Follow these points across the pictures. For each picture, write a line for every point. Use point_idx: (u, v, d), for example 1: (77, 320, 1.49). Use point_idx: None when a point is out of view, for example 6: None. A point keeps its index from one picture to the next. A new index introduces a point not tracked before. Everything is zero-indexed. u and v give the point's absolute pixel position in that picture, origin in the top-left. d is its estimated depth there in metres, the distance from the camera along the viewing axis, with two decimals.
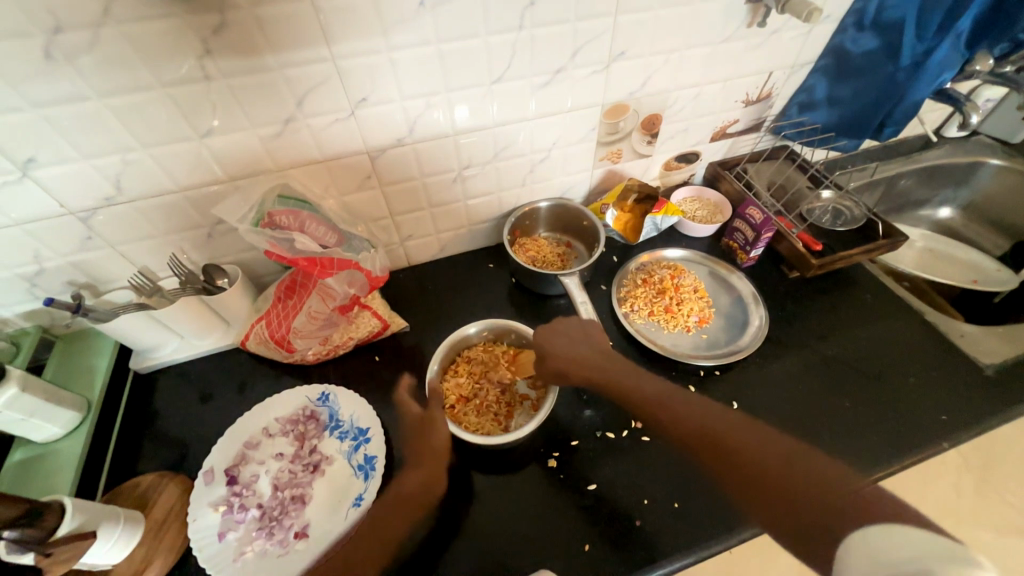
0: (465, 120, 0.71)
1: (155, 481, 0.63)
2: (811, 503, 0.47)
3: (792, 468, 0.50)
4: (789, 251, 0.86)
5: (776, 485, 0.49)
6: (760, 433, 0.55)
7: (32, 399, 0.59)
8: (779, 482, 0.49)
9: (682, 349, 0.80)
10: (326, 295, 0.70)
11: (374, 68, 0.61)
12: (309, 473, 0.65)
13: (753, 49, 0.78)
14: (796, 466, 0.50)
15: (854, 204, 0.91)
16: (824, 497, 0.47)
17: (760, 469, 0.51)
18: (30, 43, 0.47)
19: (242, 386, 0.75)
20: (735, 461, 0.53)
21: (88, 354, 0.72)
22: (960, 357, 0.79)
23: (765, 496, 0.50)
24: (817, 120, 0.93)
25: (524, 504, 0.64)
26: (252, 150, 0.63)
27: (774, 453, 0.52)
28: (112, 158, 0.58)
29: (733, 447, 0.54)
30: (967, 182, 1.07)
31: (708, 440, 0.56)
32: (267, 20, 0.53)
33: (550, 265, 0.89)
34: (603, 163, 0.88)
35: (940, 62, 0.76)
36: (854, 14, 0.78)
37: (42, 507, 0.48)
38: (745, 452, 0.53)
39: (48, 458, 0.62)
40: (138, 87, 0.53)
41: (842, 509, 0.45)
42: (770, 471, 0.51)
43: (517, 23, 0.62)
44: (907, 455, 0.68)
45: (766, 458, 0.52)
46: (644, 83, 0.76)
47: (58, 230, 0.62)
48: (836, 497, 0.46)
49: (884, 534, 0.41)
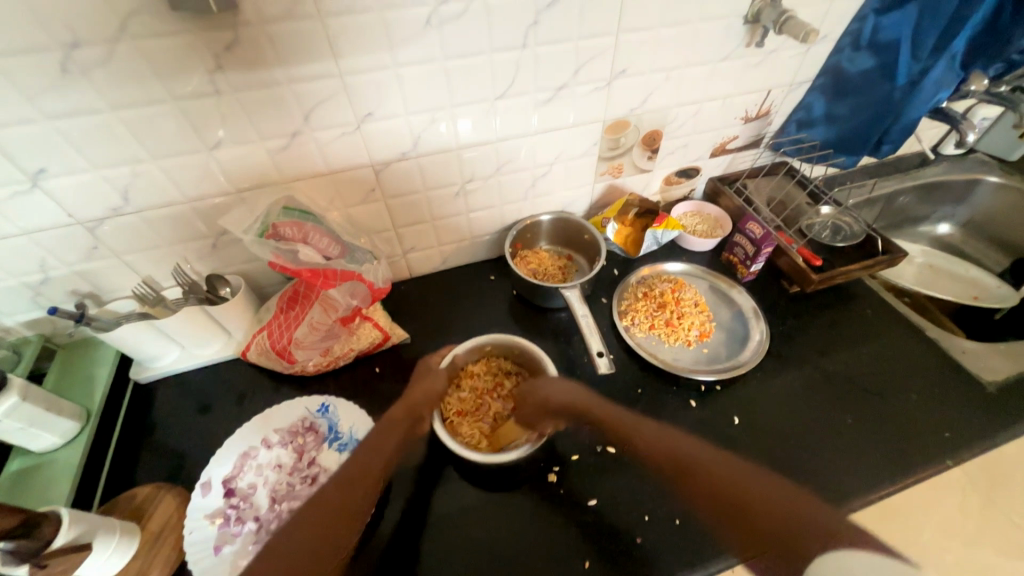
0: (469, 134, 0.72)
1: (152, 492, 0.62)
2: (790, 529, 0.47)
3: (767, 488, 0.51)
4: (788, 266, 0.87)
5: (746, 506, 0.51)
6: (733, 461, 0.55)
7: (32, 408, 0.59)
8: (751, 507, 0.50)
9: (683, 363, 0.80)
10: (328, 307, 0.71)
11: (381, 84, 0.62)
12: (307, 486, 0.64)
13: (752, 68, 0.79)
14: (746, 478, 0.53)
15: (853, 220, 0.92)
16: (796, 525, 0.47)
17: (739, 494, 0.52)
18: (46, 58, 0.48)
19: (242, 396, 0.74)
20: (703, 481, 0.54)
21: (90, 363, 0.72)
22: (962, 373, 0.78)
23: (735, 515, 0.51)
24: (816, 137, 0.94)
25: (524, 519, 0.63)
26: (259, 163, 0.64)
27: (746, 475, 0.53)
28: (121, 169, 0.58)
29: (702, 467, 0.55)
30: (965, 199, 1.08)
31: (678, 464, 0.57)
32: (278, 37, 0.54)
33: (551, 277, 0.89)
34: (605, 178, 0.89)
35: (936, 81, 0.77)
36: (850, 34, 0.80)
37: (39, 518, 0.48)
38: (715, 474, 0.54)
39: (45, 468, 0.62)
40: (150, 101, 0.54)
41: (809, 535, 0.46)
42: (751, 502, 0.50)
43: (521, 41, 0.64)
44: (910, 473, 0.67)
45: (741, 482, 0.52)
46: (644, 100, 0.77)
47: (65, 239, 0.63)
48: (801, 523, 0.47)
49: (848, 559, 0.42)
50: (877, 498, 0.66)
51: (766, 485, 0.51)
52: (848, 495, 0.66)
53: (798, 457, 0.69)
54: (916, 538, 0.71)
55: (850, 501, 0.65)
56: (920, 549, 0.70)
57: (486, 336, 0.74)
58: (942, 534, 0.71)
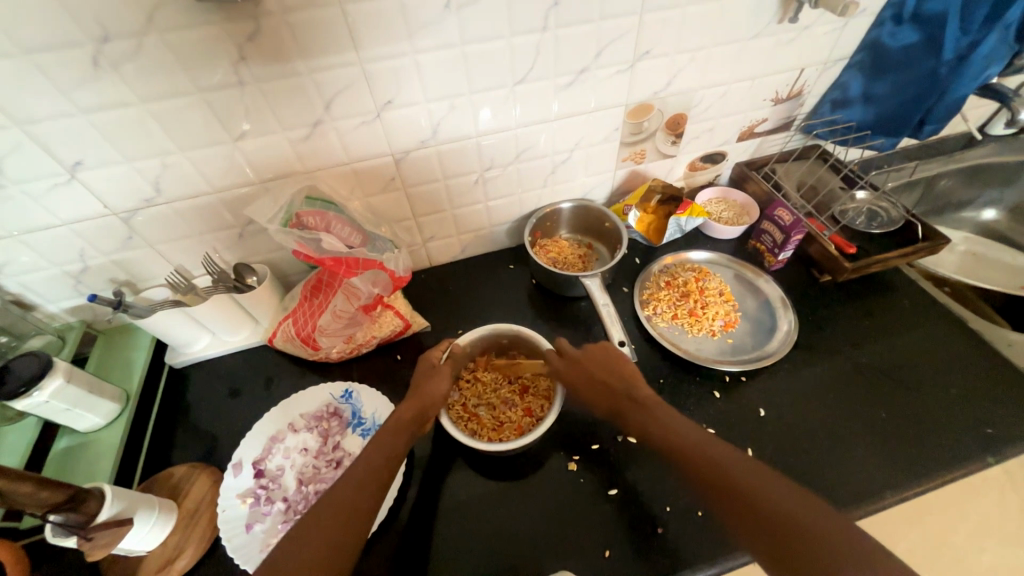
0: (488, 122, 0.71)
1: (187, 472, 0.65)
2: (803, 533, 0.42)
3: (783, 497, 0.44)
4: (820, 254, 0.84)
5: (771, 521, 0.43)
6: (821, 505, 0.43)
7: (77, 389, 0.62)
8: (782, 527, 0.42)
9: (706, 354, 0.78)
10: (351, 294, 0.72)
11: (400, 71, 0.62)
12: (332, 469, 0.66)
13: (783, 46, 0.76)
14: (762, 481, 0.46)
15: (891, 204, 0.87)
16: (821, 534, 0.41)
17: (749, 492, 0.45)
18: (80, 52, 0.49)
19: (269, 383, 0.77)
20: (749, 508, 0.45)
21: (128, 348, 0.76)
22: (1005, 368, 0.74)
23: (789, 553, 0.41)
24: (852, 117, 0.89)
25: (544, 507, 0.63)
26: (284, 155, 0.65)
27: (734, 462, 0.48)
28: (152, 161, 0.60)
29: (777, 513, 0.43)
30: (1015, 182, 1.01)
31: (729, 489, 0.46)
32: (298, 26, 0.54)
33: (571, 266, 0.88)
34: (626, 164, 0.87)
35: (985, 56, 0.74)
36: (893, 6, 0.74)
37: (84, 493, 0.51)
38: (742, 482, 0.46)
39: (89, 447, 0.66)
40: (179, 93, 0.55)
41: (833, 540, 0.41)
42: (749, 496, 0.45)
43: (540, 24, 0.62)
44: (946, 471, 0.65)
45: (786, 506, 0.44)
46: (669, 83, 0.75)
47: (102, 229, 0.65)
48: (836, 540, 0.41)
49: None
50: (910, 495, 0.64)
51: (816, 516, 0.42)
52: (879, 492, 0.63)
53: (826, 452, 0.67)
54: (955, 540, 0.67)
55: (879, 498, 0.63)
56: (958, 551, 0.67)
57: (427, 388, 0.63)
58: (985, 535, 0.67)
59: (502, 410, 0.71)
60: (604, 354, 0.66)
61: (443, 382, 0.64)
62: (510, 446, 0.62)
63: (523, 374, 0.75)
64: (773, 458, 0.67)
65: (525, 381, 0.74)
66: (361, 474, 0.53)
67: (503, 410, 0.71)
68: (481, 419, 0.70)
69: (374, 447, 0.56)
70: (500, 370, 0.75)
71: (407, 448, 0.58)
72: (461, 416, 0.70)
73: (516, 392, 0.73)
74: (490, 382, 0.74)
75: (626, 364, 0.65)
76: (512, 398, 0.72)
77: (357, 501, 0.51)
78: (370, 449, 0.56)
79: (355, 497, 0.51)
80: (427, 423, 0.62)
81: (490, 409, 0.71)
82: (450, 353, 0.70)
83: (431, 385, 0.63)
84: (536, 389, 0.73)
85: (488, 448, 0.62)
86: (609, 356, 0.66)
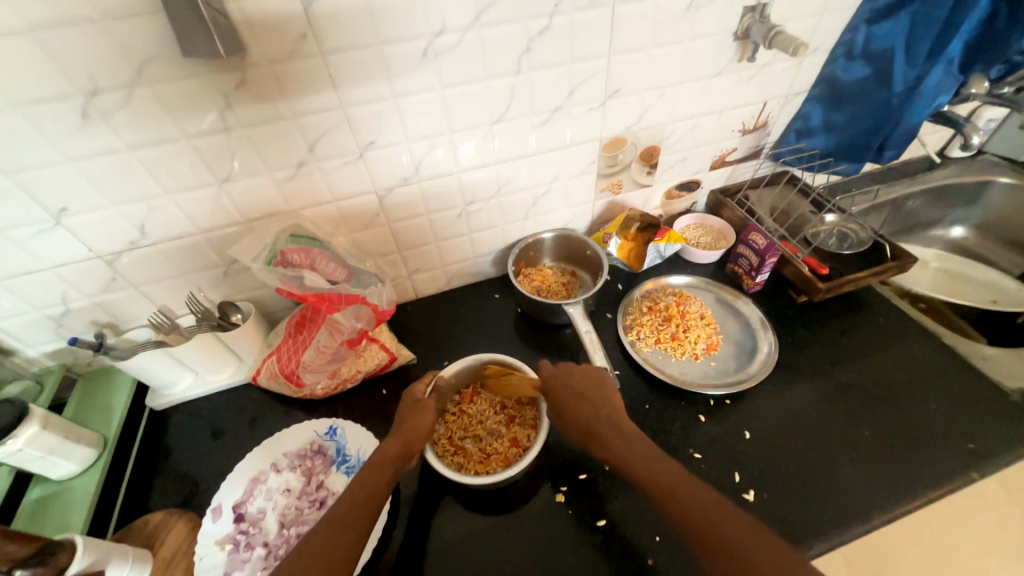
0: (470, 157, 0.74)
1: (164, 518, 0.64)
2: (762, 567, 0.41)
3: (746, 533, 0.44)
4: (795, 275, 0.86)
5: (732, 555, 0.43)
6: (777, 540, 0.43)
7: (52, 436, 0.61)
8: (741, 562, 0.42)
9: (691, 378, 0.79)
10: (334, 329, 0.72)
11: (381, 114, 0.64)
12: (315, 510, 0.65)
13: (745, 82, 0.81)
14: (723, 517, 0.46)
15: (859, 226, 0.91)
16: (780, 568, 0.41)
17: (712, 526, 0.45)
18: (70, 105, 0.51)
19: (252, 422, 0.76)
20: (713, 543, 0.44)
21: (109, 391, 0.75)
22: (982, 382, 0.76)
23: None
24: (816, 146, 0.94)
25: (532, 541, 0.62)
26: (270, 196, 0.67)
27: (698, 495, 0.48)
28: (138, 205, 0.62)
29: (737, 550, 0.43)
30: (977, 201, 1.06)
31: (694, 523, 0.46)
32: (284, 75, 0.57)
33: (555, 294, 0.90)
34: (604, 194, 0.90)
35: (934, 87, 0.77)
36: (843, 44, 0.81)
37: (54, 545, 0.49)
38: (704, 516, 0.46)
39: (63, 496, 0.64)
40: (165, 140, 0.57)
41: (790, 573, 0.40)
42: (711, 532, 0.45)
43: (514, 68, 0.66)
44: (932, 489, 0.65)
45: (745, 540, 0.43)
46: (640, 118, 0.79)
47: (86, 272, 0.66)
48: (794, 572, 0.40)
49: None
50: (898, 514, 0.63)
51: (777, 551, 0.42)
52: (867, 513, 0.63)
53: (812, 474, 0.67)
54: None
55: (868, 519, 0.63)
56: None
57: (411, 421, 0.63)
58: None
59: (488, 441, 0.71)
60: (593, 378, 0.67)
61: (426, 416, 0.64)
62: (496, 478, 0.61)
63: (509, 403, 0.75)
64: (761, 482, 0.67)
65: (510, 410, 0.74)
66: (343, 512, 0.52)
67: (489, 442, 0.71)
68: (467, 452, 0.70)
69: (357, 484, 0.56)
70: (485, 401, 0.75)
71: (393, 483, 0.58)
72: (446, 450, 0.70)
73: (502, 422, 0.73)
74: (476, 413, 0.74)
75: (612, 390, 0.66)
76: (498, 428, 0.72)
77: (338, 540, 0.50)
78: (354, 486, 0.56)
79: (337, 536, 0.50)
80: (412, 457, 0.61)
81: (476, 442, 0.71)
82: (434, 386, 0.70)
83: (414, 420, 0.63)
84: (521, 418, 0.73)
85: (474, 481, 0.61)
86: (594, 380, 0.66)
